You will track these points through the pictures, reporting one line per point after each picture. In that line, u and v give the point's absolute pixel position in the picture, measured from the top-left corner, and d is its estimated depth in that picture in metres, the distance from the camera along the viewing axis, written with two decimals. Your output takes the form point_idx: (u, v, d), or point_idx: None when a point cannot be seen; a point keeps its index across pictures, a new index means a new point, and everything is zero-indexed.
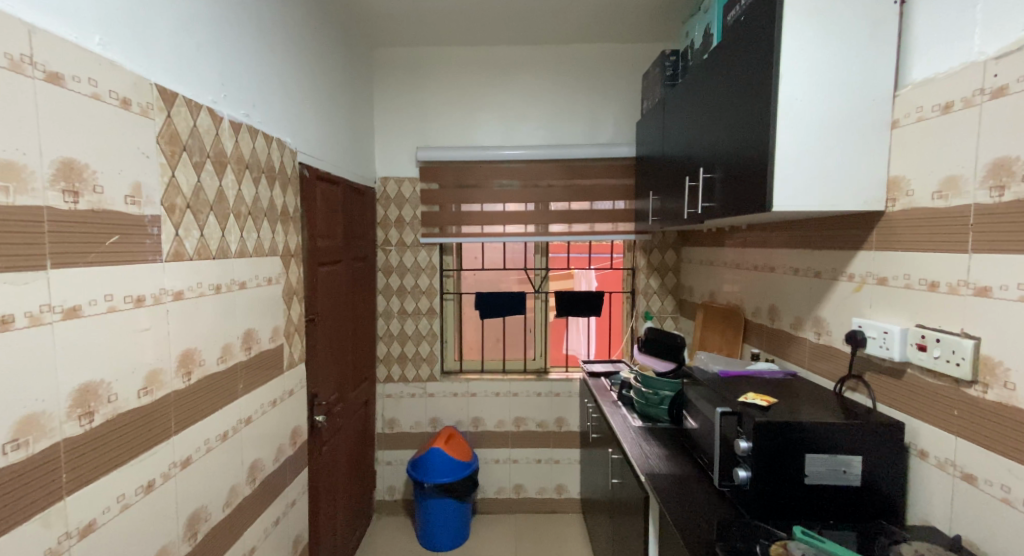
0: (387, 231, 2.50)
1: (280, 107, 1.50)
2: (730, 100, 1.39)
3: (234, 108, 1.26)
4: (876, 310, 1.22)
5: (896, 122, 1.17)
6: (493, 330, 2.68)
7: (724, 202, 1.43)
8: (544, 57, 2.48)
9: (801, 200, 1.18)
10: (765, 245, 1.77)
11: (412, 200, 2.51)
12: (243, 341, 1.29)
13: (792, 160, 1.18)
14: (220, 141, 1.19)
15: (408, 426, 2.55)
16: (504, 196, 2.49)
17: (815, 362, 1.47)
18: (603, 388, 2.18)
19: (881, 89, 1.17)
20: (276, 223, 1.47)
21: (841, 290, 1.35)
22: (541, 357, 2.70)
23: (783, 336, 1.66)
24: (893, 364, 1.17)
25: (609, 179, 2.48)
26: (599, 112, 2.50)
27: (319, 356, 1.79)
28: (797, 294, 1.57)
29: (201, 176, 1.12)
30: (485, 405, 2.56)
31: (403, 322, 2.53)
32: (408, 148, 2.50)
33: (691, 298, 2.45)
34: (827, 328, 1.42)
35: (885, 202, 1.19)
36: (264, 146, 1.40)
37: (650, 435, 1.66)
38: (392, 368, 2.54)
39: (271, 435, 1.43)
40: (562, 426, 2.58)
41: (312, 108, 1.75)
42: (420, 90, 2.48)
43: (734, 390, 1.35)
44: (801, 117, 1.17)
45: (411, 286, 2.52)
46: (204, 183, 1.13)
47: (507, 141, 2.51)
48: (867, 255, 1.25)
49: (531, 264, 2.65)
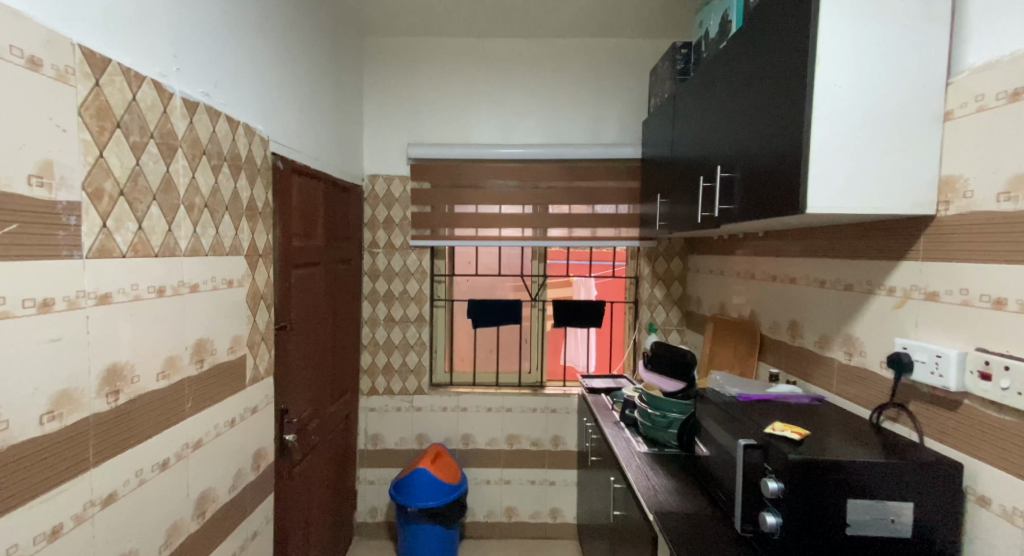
0: (375, 232, 2.33)
1: (251, 91, 1.34)
2: (754, 89, 1.23)
3: (188, 85, 1.09)
4: (924, 330, 1.05)
5: (950, 114, 1.02)
6: (487, 340, 2.51)
7: (746, 205, 1.27)
8: (545, 51, 2.33)
9: (839, 201, 1.02)
10: (786, 254, 1.61)
11: (402, 199, 2.34)
12: (196, 352, 1.13)
13: (830, 153, 1.02)
14: (167, 120, 1.02)
15: (392, 442, 2.37)
16: (500, 197, 2.33)
17: (844, 386, 1.31)
18: (603, 407, 2.00)
19: (932, 76, 1.02)
20: (241, 219, 1.30)
21: (878, 306, 1.19)
22: (537, 371, 2.53)
23: (804, 355, 1.49)
24: (947, 393, 1.00)
25: (612, 182, 2.33)
26: (603, 110, 2.35)
27: (293, 369, 1.60)
28: (822, 309, 1.41)
29: (141, 160, 0.95)
30: (476, 422, 2.38)
31: (390, 330, 2.35)
32: (399, 144, 2.34)
33: (698, 310, 2.29)
34: (859, 348, 1.25)
35: (936, 205, 1.03)
36: (228, 131, 1.23)
37: (658, 465, 1.48)
38: (376, 380, 2.35)
39: (228, 459, 1.26)
40: (558, 444, 2.40)
41: (291, 93, 1.58)
42: (413, 83, 2.32)
43: (758, 418, 1.18)
44: (839, 105, 1.02)
45: (400, 291, 2.35)
46: (143, 168, 0.96)
47: (503, 138, 2.35)
48: (912, 266, 1.09)
49: (528, 271, 2.49)
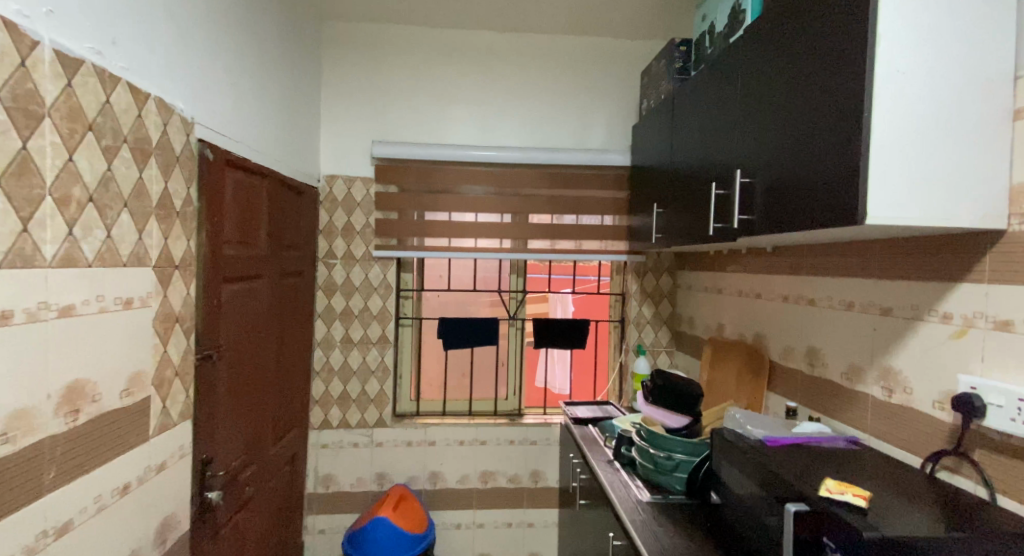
0: (332, 241, 2.03)
1: (192, 61, 1.05)
2: (787, 81, 1.06)
3: (94, 37, 0.75)
4: (995, 367, 0.89)
5: (1019, 111, 0.86)
6: (459, 363, 2.26)
7: (772, 215, 1.10)
8: (529, 47, 2.13)
9: (902, 211, 0.85)
10: (801, 272, 1.45)
11: (365, 204, 2.06)
12: (111, 404, 0.82)
13: (894, 154, 0.84)
14: (73, 94, 0.71)
15: (348, 484, 2.06)
16: (476, 204, 2.10)
17: (883, 426, 1.15)
18: (593, 441, 1.78)
19: (996, 67, 0.87)
20: (150, 220, 0.91)
21: (929, 334, 1.03)
22: (514, 397, 2.29)
23: (828, 387, 1.33)
24: None
25: (600, 192, 2.15)
26: (590, 113, 2.17)
27: (222, 414, 1.21)
28: (851, 336, 1.26)
29: (31, 143, 0.64)
30: (446, 457, 2.10)
31: (347, 353, 2.06)
32: (363, 142, 2.07)
33: (690, 330, 2.13)
34: (901, 384, 1.10)
35: (1007, 218, 0.87)
36: (157, 110, 0.92)
37: (665, 518, 1.26)
38: (330, 411, 2.05)
39: (153, 537, 0.95)
40: (538, 480, 2.16)
41: (243, 74, 1.31)
42: (381, 75, 2.07)
43: (802, 473, 0.96)
44: (904, 96, 0.84)
45: (360, 309, 2.06)
46: (35, 154, 0.65)
47: (481, 140, 2.13)
48: (974, 288, 0.94)
49: (506, 286, 2.26)
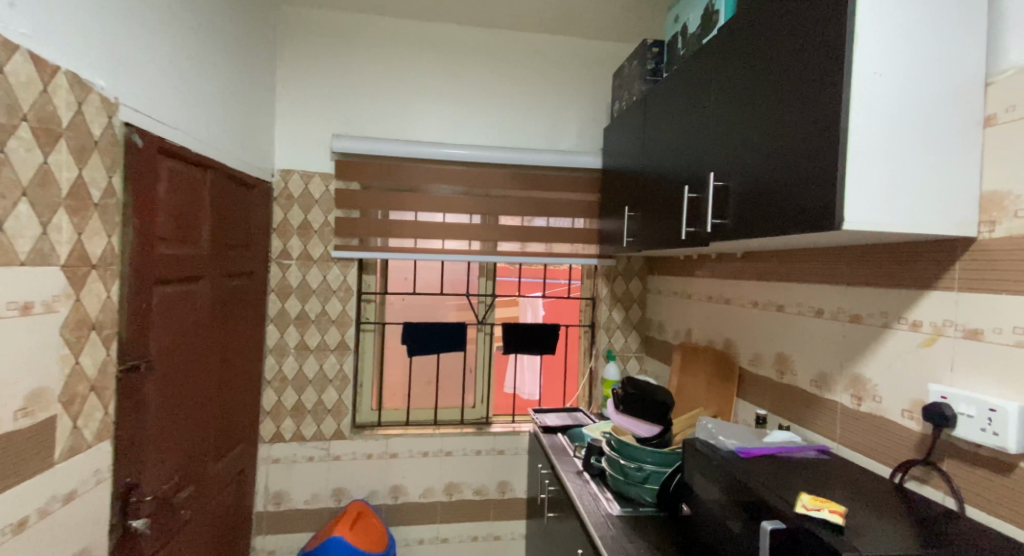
0: (286, 240, 1.92)
1: (119, 35, 0.94)
2: (761, 83, 1.03)
3: None
4: (964, 376, 0.89)
5: (991, 119, 0.86)
6: (425, 370, 2.17)
7: (746, 220, 1.07)
8: (499, 43, 2.08)
9: (877, 217, 0.83)
10: (771, 278, 1.44)
11: (324, 201, 1.95)
12: (2, 426, 0.71)
13: (871, 159, 0.82)
14: None
15: (301, 501, 1.94)
16: (444, 204, 2.02)
17: (851, 434, 1.14)
18: (562, 450, 1.73)
19: (969, 73, 0.86)
20: (58, 212, 0.80)
21: (898, 342, 1.03)
22: (482, 404, 2.22)
23: (797, 395, 1.32)
24: (995, 453, 0.82)
25: (571, 194, 2.11)
26: (562, 114, 2.13)
27: (152, 431, 1.10)
28: (820, 343, 1.25)
29: None
30: (408, 469, 2.01)
31: (303, 359, 1.94)
32: (323, 136, 1.96)
33: (660, 335, 2.11)
34: (870, 392, 1.09)
35: (977, 226, 0.86)
36: (69, 86, 0.81)
37: (634, 532, 1.22)
38: (284, 422, 1.92)
39: None
40: (505, 492, 2.10)
41: (184, 55, 1.20)
42: (343, 66, 1.97)
43: (776, 485, 0.93)
44: (880, 100, 0.82)
45: (317, 313, 1.95)
46: None
47: (449, 138, 2.05)
48: (944, 296, 0.93)
49: (474, 289, 2.19)
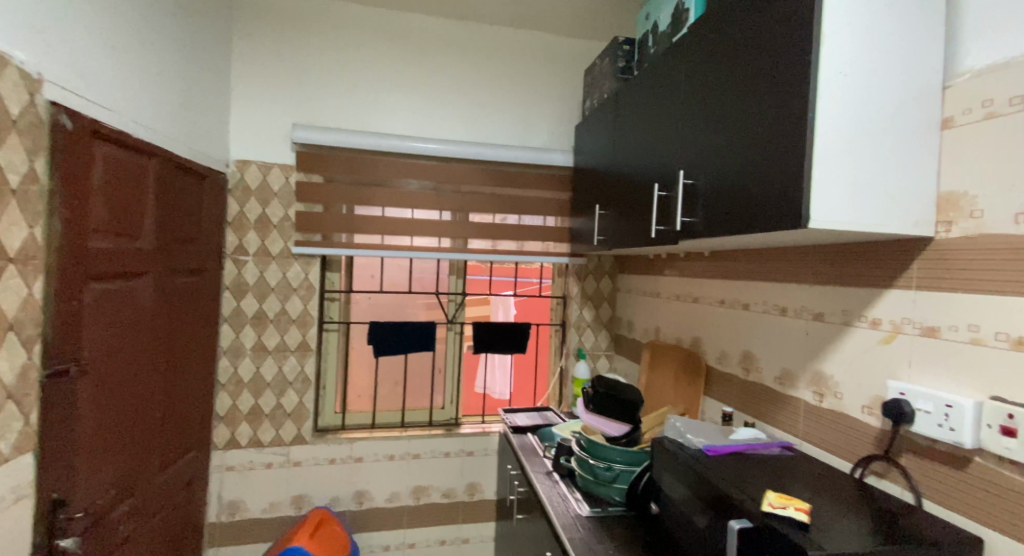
0: (243, 235, 1.82)
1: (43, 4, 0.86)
2: (730, 81, 1.04)
3: None
4: (921, 373, 0.90)
5: (948, 121, 0.88)
6: (392, 371, 2.12)
7: (714, 219, 1.07)
8: (468, 36, 2.04)
9: (840, 216, 0.83)
10: (737, 277, 1.46)
11: (283, 195, 1.87)
12: None
13: (836, 159, 0.83)
14: None
15: (258, 510, 1.85)
16: (412, 200, 1.96)
17: (814, 431, 1.15)
18: (531, 451, 1.71)
19: (928, 75, 0.88)
20: None
21: (859, 340, 1.04)
22: (451, 405, 2.17)
23: (761, 392, 1.34)
24: (952, 448, 0.84)
25: (542, 192, 2.09)
26: (532, 110, 2.11)
27: (83, 441, 1.01)
28: (784, 341, 1.27)
29: None
30: (373, 473, 1.95)
31: (261, 361, 1.85)
32: (284, 127, 1.88)
33: (630, 334, 2.11)
34: (831, 389, 1.11)
35: (934, 225, 0.88)
36: None
37: (603, 532, 1.21)
38: (239, 427, 1.83)
39: None
40: (474, 494, 2.06)
41: (123, 33, 1.11)
42: (305, 54, 1.89)
43: (742, 483, 0.93)
44: (845, 100, 0.83)
45: (276, 312, 1.87)
46: None
47: (417, 132, 2.00)
48: (902, 294, 0.95)
49: (444, 288, 2.14)
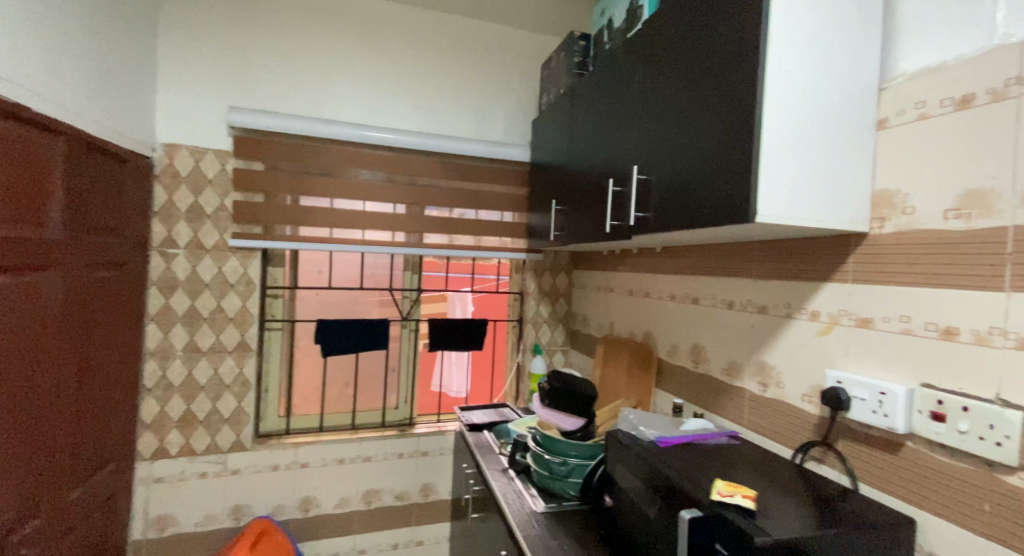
0: (172, 227, 1.69)
1: None
2: (682, 77, 1.05)
3: None
4: (856, 361, 0.95)
5: (883, 123, 0.92)
6: (341, 370, 2.03)
7: (666, 214, 1.08)
8: (421, 23, 1.98)
9: (785, 211, 0.86)
10: (686, 272, 1.49)
11: (218, 183, 1.74)
12: None
13: (781, 155, 0.85)
14: None
15: (191, 524, 1.73)
16: (363, 191, 1.89)
17: (758, 420, 1.20)
18: (487, 448, 1.68)
19: (865, 77, 0.92)
20: None
21: (799, 331, 1.09)
22: (405, 405, 2.11)
23: (710, 384, 1.38)
24: (885, 433, 0.89)
25: (499, 186, 2.06)
26: (487, 102, 2.08)
27: None
28: (731, 334, 1.31)
29: None
30: (320, 479, 1.87)
31: (194, 362, 1.73)
32: (220, 110, 1.75)
33: (585, 329, 2.13)
34: (774, 379, 1.15)
35: (869, 222, 0.93)
36: None
37: (557, 527, 1.20)
38: (169, 435, 1.70)
39: None
40: (429, 495, 2.02)
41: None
42: (243, 34, 1.77)
43: (693, 472, 0.95)
44: (790, 98, 0.85)
45: (211, 310, 1.74)
46: None
47: (367, 121, 1.92)
48: (840, 287, 0.99)
49: (398, 284, 2.07)
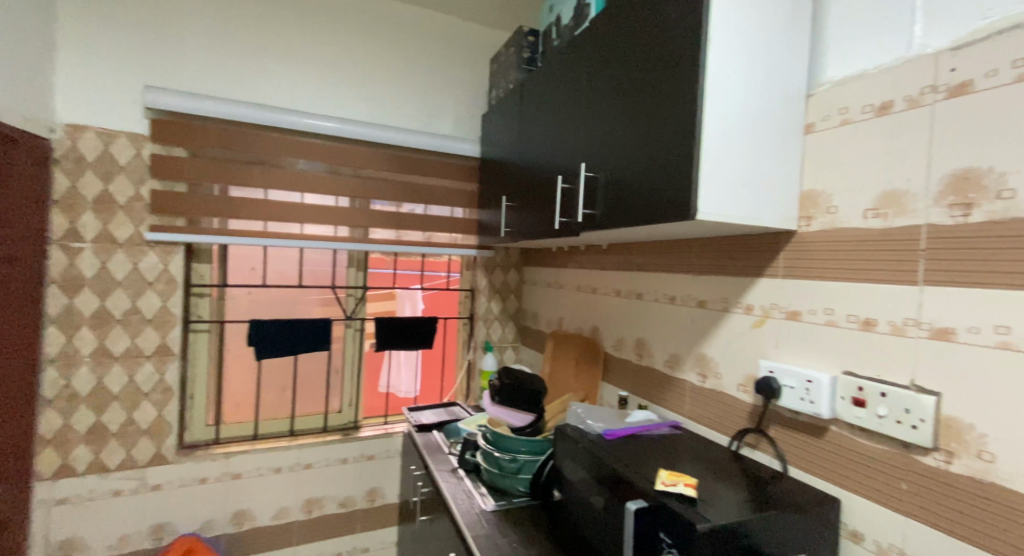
0: (76, 218, 1.52)
1: None
2: (626, 76, 1.06)
3: None
4: (786, 351, 1.01)
5: (810, 126, 0.97)
6: (279, 373, 1.92)
7: (612, 210, 1.09)
8: (361, 9, 1.90)
9: (723, 208, 0.89)
10: (631, 268, 1.53)
11: (132, 171, 1.58)
12: None
13: (719, 154, 0.88)
14: None
15: (103, 546, 1.57)
16: (301, 183, 1.78)
17: (698, 410, 1.24)
18: (435, 449, 1.65)
19: (795, 83, 0.97)
20: None
21: (735, 324, 1.14)
22: (350, 407, 2.03)
23: (654, 376, 1.41)
24: (811, 418, 0.95)
25: (447, 181, 2.01)
26: (433, 94, 2.02)
27: None
28: (673, 327, 1.35)
29: None
30: (255, 489, 1.76)
31: (105, 369, 1.56)
32: (134, 91, 1.59)
33: (533, 325, 2.13)
34: (713, 370, 1.20)
35: (797, 220, 0.98)
36: None
37: (506, 525, 1.19)
38: (75, 449, 1.53)
39: None
40: (374, 500, 1.95)
41: None
42: (161, 8, 1.62)
43: (638, 464, 0.97)
44: (727, 100, 0.89)
45: (125, 311, 1.59)
46: None
47: (303, 109, 1.82)
48: (773, 281, 1.04)
49: (342, 281, 1.98)
